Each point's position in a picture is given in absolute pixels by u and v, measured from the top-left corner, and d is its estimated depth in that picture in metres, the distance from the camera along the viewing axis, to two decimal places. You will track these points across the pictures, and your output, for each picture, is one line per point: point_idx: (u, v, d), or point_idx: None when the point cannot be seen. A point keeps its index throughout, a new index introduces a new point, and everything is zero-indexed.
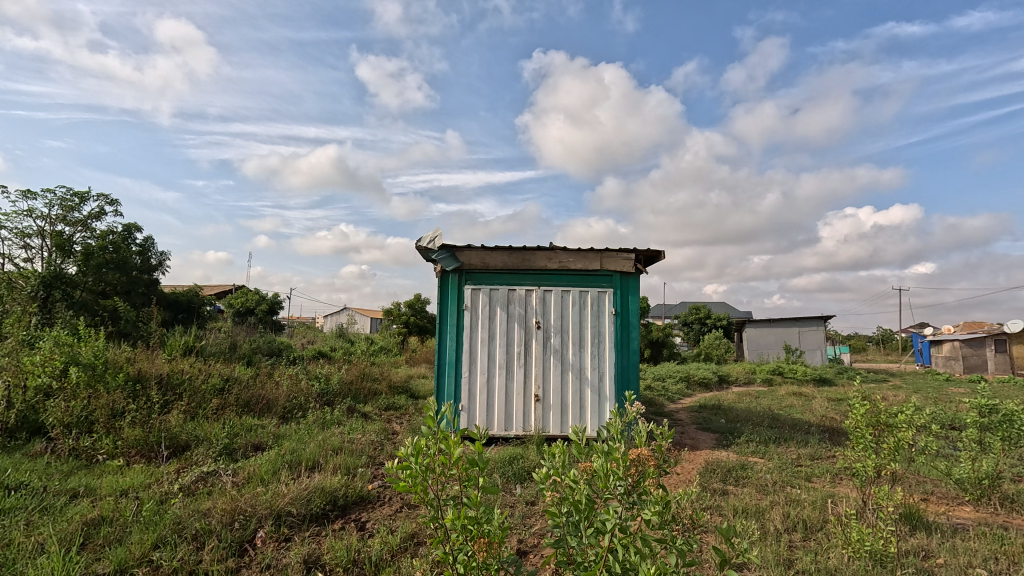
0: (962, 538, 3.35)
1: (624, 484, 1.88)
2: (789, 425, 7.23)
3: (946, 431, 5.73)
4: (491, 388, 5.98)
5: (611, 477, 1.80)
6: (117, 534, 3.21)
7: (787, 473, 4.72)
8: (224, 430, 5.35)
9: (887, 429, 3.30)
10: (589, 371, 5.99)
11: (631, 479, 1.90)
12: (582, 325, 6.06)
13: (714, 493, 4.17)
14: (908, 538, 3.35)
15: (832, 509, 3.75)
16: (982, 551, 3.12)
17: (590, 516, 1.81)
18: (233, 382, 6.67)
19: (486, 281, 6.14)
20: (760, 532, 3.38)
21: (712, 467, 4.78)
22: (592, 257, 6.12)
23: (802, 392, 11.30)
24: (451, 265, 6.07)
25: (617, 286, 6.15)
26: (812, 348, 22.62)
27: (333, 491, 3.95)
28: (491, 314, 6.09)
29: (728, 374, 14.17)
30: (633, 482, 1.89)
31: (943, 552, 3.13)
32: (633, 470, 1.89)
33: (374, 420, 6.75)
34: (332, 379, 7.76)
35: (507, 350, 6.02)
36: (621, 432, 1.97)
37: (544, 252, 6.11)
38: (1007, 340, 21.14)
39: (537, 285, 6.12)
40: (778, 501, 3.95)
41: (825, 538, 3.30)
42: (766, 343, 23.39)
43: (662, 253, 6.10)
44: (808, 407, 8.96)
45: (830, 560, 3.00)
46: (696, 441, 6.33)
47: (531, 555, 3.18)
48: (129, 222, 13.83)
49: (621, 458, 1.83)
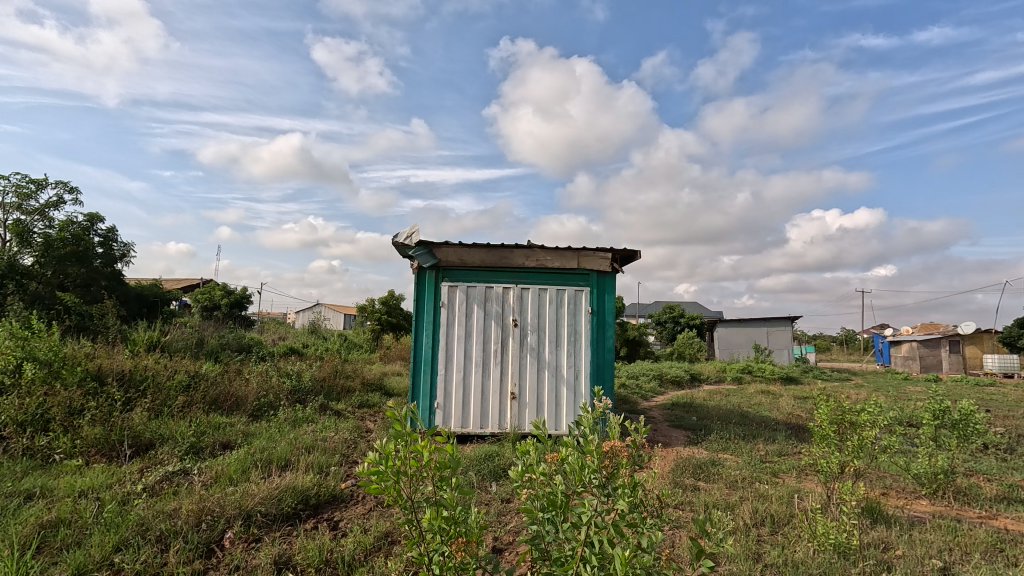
0: (919, 531, 3.49)
1: (598, 477, 1.86)
2: (757, 422, 7.44)
3: (904, 427, 5.99)
4: (466, 386, 5.96)
5: (586, 471, 1.81)
6: (76, 537, 3.08)
7: (754, 469, 4.86)
8: (190, 428, 5.20)
9: (850, 426, 3.41)
10: (564, 369, 6.03)
11: (605, 471, 1.88)
12: (559, 323, 6.09)
13: (686, 490, 4.25)
14: (870, 531, 3.49)
15: (798, 504, 3.87)
16: (937, 543, 3.26)
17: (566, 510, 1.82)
18: (200, 379, 6.47)
19: (464, 279, 6.12)
20: (730, 528, 3.47)
21: (684, 463, 4.89)
22: (569, 256, 6.16)
23: (769, 390, 11.66)
24: (428, 261, 6.03)
25: (593, 285, 6.20)
26: (780, 348, 23.36)
27: (306, 491, 3.89)
28: (468, 312, 6.07)
29: (699, 373, 14.47)
30: (608, 474, 1.88)
31: (901, 545, 3.26)
32: (607, 461, 1.87)
33: (346, 418, 6.67)
34: (304, 376, 7.64)
35: (483, 348, 6.01)
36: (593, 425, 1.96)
37: (522, 250, 6.12)
38: (961, 341, 22.23)
39: (514, 283, 6.12)
40: (747, 496, 4.06)
41: (791, 532, 3.40)
42: (736, 343, 23.97)
43: (638, 253, 6.19)
44: (775, 404, 9.24)
45: (797, 553, 3.09)
46: (668, 438, 6.45)
47: (506, 553, 3.21)
48: (88, 212, 13.25)
49: (595, 451, 1.83)
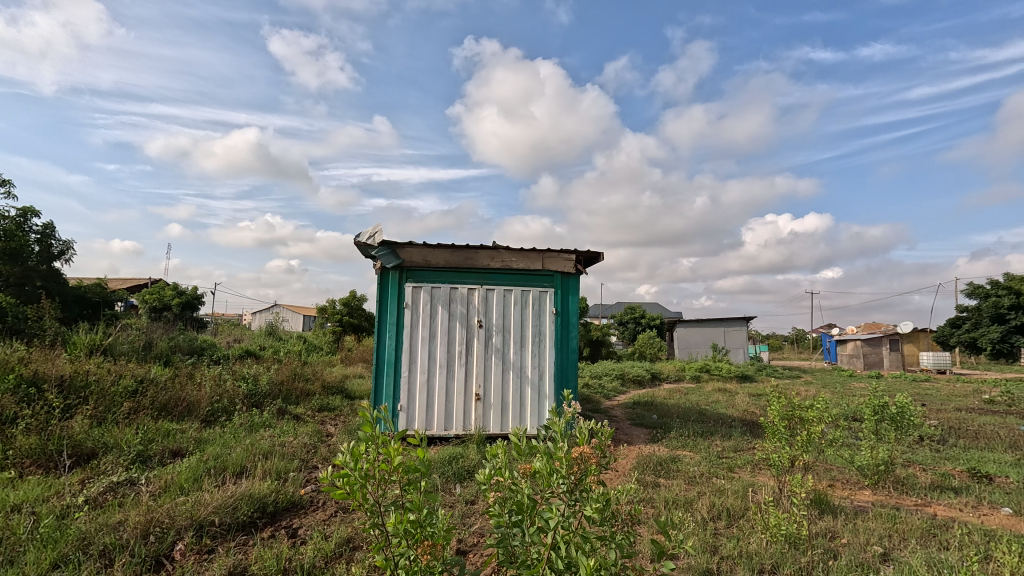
0: (862, 520, 3.68)
1: (566, 482, 1.90)
2: (714, 419, 7.69)
3: (849, 422, 6.32)
4: (430, 388, 5.91)
5: (554, 477, 1.85)
6: (8, 555, 2.87)
7: (712, 465, 5.01)
8: (137, 436, 4.93)
9: (799, 421, 3.57)
10: (529, 370, 6.05)
11: (572, 477, 1.91)
12: (524, 324, 6.12)
13: (647, 486, 4.34)
14: (818, 521, 3.66)
15: (752, 497, 4.02)
16: (878, 530, 3.45)
17: (533, 514, 1.84)
18: (148, 384, 6.16)
19: (428, 280, 6.06)
20: (688, 522, 3.56)
21: (645, 460, 4.99)
22: (534, 257, 6.20)
23: (726, 388, 12.07)
24: (392, 262, 5.94)
25: (557, 286, 6.26)
26: (736, 347, 24.22)
27: (262, 498, 3.75)
28: (432, 313, 6.01)
29: (660, 372, 14.82)
30: (575, 480, 1.91)
31: (846, 533, 3.43)
32: (574, 468, 1.90)
33: (306, 422, 6.49)
34: (260, 380, 7.37)
35: (448, 349, 5.96)
36: (563, 430, 1.95)
37: (487, 251, 6.11)
38: (900, 339, 23.65)
39: (479, 284, 6.10)
40: (705, 491, 4.18)
41: (746, 525, 3.52)
42: (695, 342, 24.71)
43: (601, 255, 6.29)
44: (731, 402, 9.58)
45: (751, 545, 3.20)
46: (630, 436, 6.58)
47: (471, 555, 3.19)
48: (23, 206, 12.38)
49: (563, 456, 1.85)
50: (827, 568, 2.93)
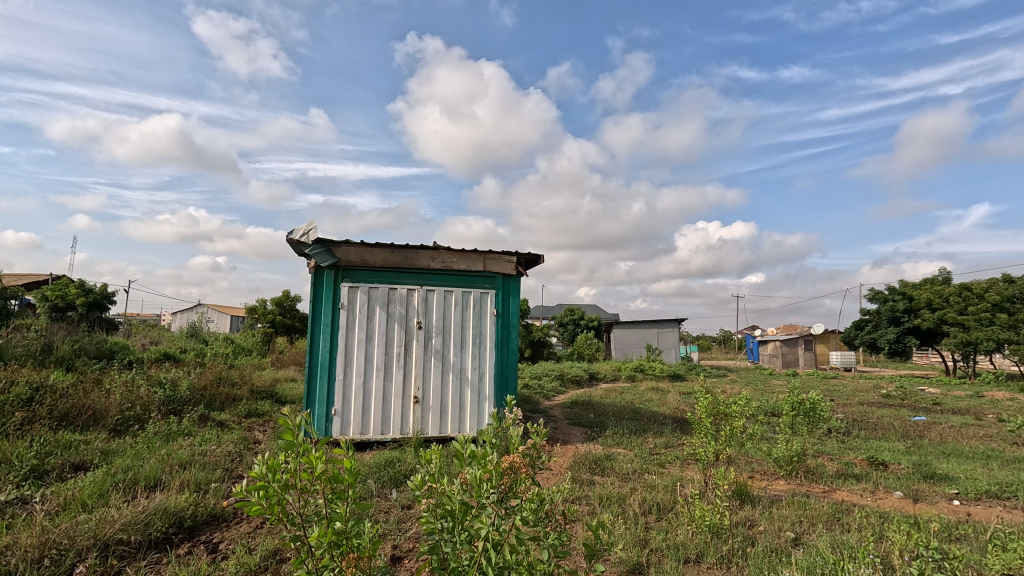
0: (777, 507, 3.97)
1: (496, 491, 1.86)
2: (647, 417, 8.01)
3: (768, 417, 6.79)
4: (366, 391, 5.74)
5: (483, 486, 1.81)
6: None
7: (644, 461, 5.21)
8: (31, 449, 4.44)
9: (724, 417, 3.79)
10: (469, 372, 6.03)
11: (503, 486, 1.86)
12: (464, 325, 6.09)
13: (583, 484, 4.44)
14: (739, 511, 3.90)
15: (680, 490, 4.22)
16: (791, 517, 3.73)
17: (466, 522, 1.82)
18: (46, 391, 5.56)
19: (365, 280, 5.89)
20: (621, 518, 3.69)
21: (581, 459, 5.11)
22: (475, 258, 6.19)
23: (659, 387, 12.61)
24: (327, 261, 5.72)
25: (498, 287, 6.29)
26: (668, 348, 25.34)
27: (179, 512, 3.49)
28: (369, 314, 5.85)
29: (597, 372, 15.24)
30: (505, 490, 1.86)
31: (763, 521, 3.68)
32: (505, 478, 1.85)
33: (231, 429, 6.12)
34: (180, 385, 6.87)
35: (386, 351, 5.83)
36: (496, 439, 1.93)
37: (427, 251, 6.03)
38: (812, 340, 25.69)
39: (418, 285, 6.01)
40: (637, 487, 4.34)
41: (674, 518, 3.68)
42: (630, 343, 25.62)
43: (541, 257, 6.38)
44: (664, 400, 10.02)
45: (678, 536, 3.36)
46: (568, 436, 6.72)
47: (406, 561, 3.13)
48: None
49: (492, 468, 1.81)
50: (746, 554, 3.13)
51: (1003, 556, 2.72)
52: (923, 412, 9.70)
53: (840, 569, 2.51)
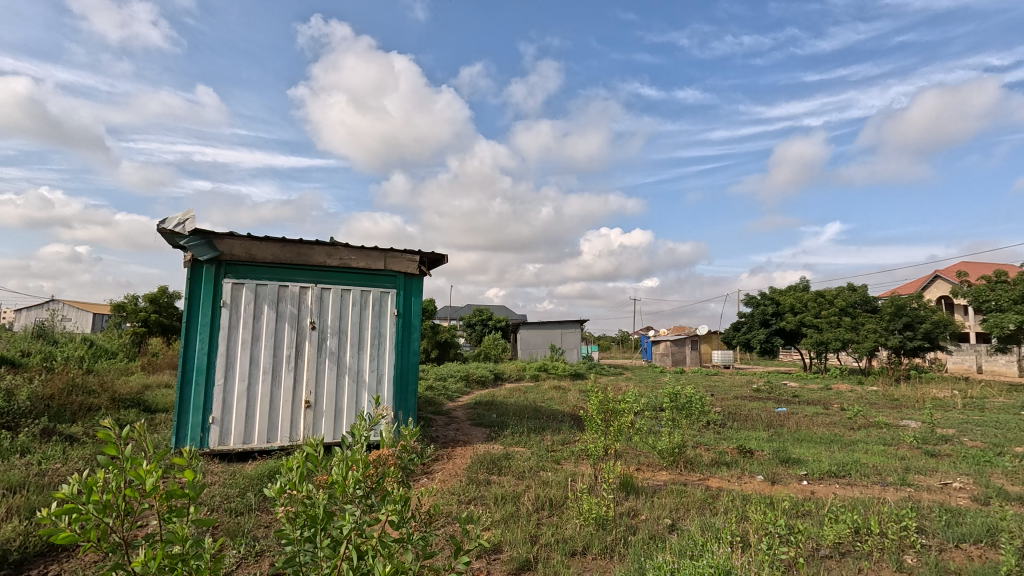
0: (658, 497, 4.28)
1: (362, 487, 1.88)
2: (547, 415, 8.27)
3: (655, 412, 7.31)
4: (250, 397, 5.33)
5: (348, 482, 1.76)
6: None
7: (541, 459, 5.36)
8: None
9: (613, 414, 4.03)
10: (366, 374, 5.82)
11: (370, 480, 1.93)
12: (362, 326, 5.87)
13: (479, 485, 4.47)
14: (625, 502, 4.14)
15: (571, 486, 4.40)
16: (669, 505, 4.04)
17: (325, 526, 1.72)
18: None
19: (252, 276, 5.47)
20: (515, 516, 3.76)
21: (479, 459, 5.14)
22: (375, 256, 5.99)
23: (560, 386, 13.07)
24: (207, 254, 5.23)
25: (400, 287, 6.13)
26: (571, 348, 26.37)
27: (3, 544, 2.98)
28: (256, 313, 5.44)
29: (502, 372, 15.45)
30: (371, 484, 1.93)
31: (645, 510, 3.94)
32: (372, 472, 1.94)
33: (83, 443, 5.35)
34: (17, 394, 5.88)
35: (274, 354, 5.44)
36: (365, 434, 1.94)
37: (323, 247, 5.72)
38: (698, 340, 28.13)
39: (313, 283, 5.69)
40: (532, 484, 4.46)
41: (565, 512, 3.83)
42: (535, 343, 26.31)
43: (445, 257, 6.33)
44: (564, 398, 10.41)
45: (567, 530, 3.50)
46: (468, 436, 6.73)
47: None
48: None
49: (360, 459, 1.80)
50: (627, 543, 3.34)
51: (835, 531, 3.31)
52: (785, 404, 11.02)
53: (705, 550, 2.78)
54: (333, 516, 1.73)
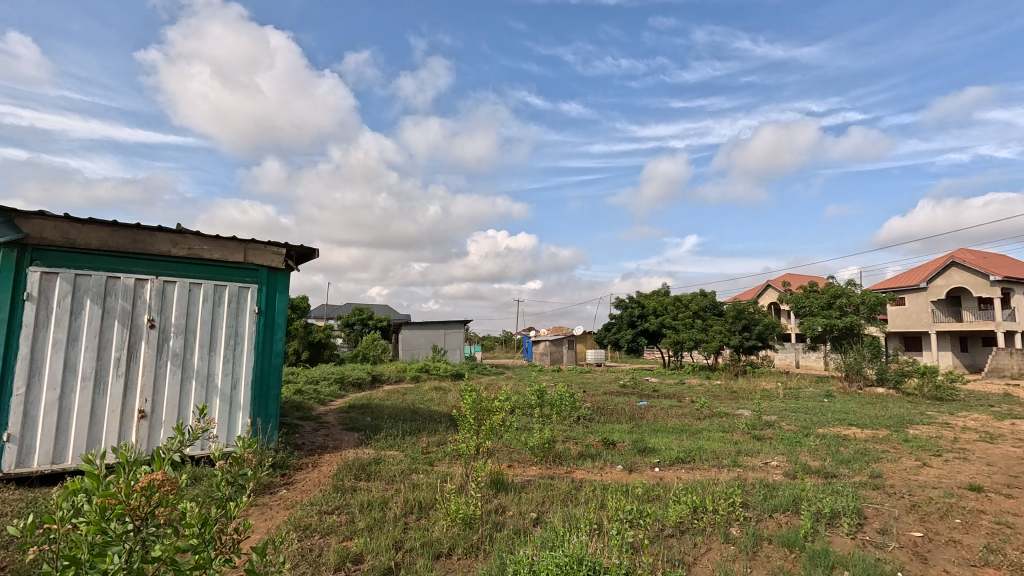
0: (526, 492, 4.45)
1: (133, 517, 1.54)
2: (424, 417, 8.15)
3: (529, 410, 7.59)
4: (63, 408, 4.52)
5: (106, 516, 1.46)
6: None
7: (413, 462, 5.27)
8: None
9: (485, 413, 4.12)
10: (218, 379, 5.25)
11: (143, 508, 1.56)
12: (214, 324, 5.29)
13: (345, 492, 4.27)
14: (494, 499, 4.24)
15: (442, 487, 4.40)
16: (536, 499, 4.22)
17: (82, 573, 1.42)
18: None
19: (70, 264, 4.66)
20: (380, 523, 3.65)
21: (346, 466, 4.91)
22: (233, 248, 5.45)
23: (440, 386, 13.00)
24: (6, 236, 4.36)
25: (262, 282, 5.64)
26: (454, 348, 26.36)
27: None
28: (74, 309, 4.63)
29: (381, 374, 14.95)
30: (145, 514, 1.56)
31: (512, 505, 4.07)
32: (143, 499, 1.55)
33: None
34: None
35: (98, 357, 4.68)
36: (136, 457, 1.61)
37: (167, 235, 5.10)
38: (574, 340, 29.79)
39: (153, 274, 5.01)
40: (401, 488, 4.38)
41: (433, 514, 3.82)
42: (417, 344, 25.87)
43: (315, 252, 5.97)
44: (443, 399, 10.36)
45: (434, 533, 3.48)
46: (338, 442, 6.39)
47: None
48: None
49: (119, 491, 1.49)
50: (492, 540, 3.41)
51: (677, 512, 3.70)
52: (646, 398, 12.12)
53: (563, 540, 2.95)
54: (92, 560, 1.43)
